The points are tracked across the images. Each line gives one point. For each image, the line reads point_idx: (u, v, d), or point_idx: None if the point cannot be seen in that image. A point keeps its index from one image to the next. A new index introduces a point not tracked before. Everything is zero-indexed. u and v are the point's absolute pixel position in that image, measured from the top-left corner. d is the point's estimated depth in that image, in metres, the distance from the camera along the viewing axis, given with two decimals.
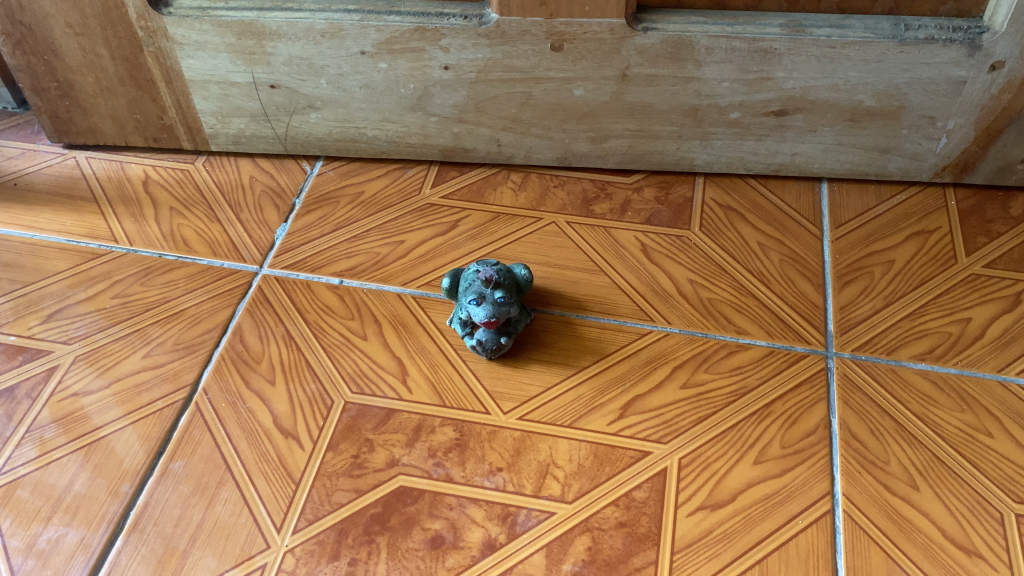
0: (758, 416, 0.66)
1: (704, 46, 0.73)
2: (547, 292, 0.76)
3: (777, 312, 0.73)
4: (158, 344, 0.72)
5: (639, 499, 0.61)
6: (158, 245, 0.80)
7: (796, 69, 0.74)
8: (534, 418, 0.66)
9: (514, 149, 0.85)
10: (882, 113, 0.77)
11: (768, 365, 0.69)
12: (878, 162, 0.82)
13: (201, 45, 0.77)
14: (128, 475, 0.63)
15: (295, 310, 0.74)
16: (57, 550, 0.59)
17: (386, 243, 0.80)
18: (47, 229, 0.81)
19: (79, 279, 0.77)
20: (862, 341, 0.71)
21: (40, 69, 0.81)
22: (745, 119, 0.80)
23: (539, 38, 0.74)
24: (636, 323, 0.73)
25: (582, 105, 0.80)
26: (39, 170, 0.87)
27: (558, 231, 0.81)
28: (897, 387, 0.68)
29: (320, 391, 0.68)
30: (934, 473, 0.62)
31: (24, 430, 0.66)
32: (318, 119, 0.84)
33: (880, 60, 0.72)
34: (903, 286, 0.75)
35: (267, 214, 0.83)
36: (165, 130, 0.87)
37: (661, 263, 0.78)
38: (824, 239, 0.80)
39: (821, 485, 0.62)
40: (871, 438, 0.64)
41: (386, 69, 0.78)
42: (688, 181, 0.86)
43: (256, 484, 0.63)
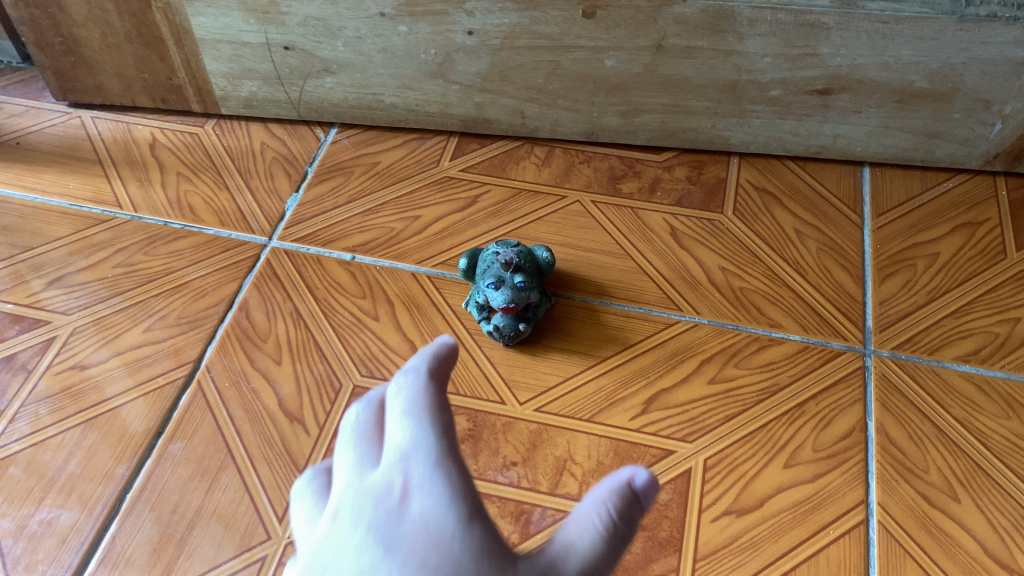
0: (790, 416, 0.62)
1: (747, 17, 0.68)
2: (569, 276, 0.72)
3: (813, 304, 0.69)
4: (160, 317, 0.69)
5: (662, 501, 0.58)
6: (164, 212, 0.76)
7: (845, 45, 0.69)
8: (553, 410, 0.63)
9: (539, 121, 0.81)
10: (934, 96, 0.72)
11: (802, 361, 0.65)
12: (926, 147, 0.77)
13: (212, 2, 0.73)
14: (125, 456, 0.60)
15: (305, 286, 0.71)
16: (49, 533, 0.57)
17: (401, 217, 0.76)
18: (48, 192, 0.78)
19: (80, 245, 0.74)
20: (902, 338, 0.67)
21: (44, 23, 0.77)
22: (786, 97, 0.75)
23: (570, 3, 0.69)
24: (663, 312, 0.69)
25: (613, 77, 0.75)
26: (43, 129, 0.83)
27: (583, 210, 0.77)
28: (938, 389, 0.64)
29: (328, 373, 0.65)
30: (977, 485, 0.58)
31: (19, 404, 0.63)
32: (333, 84, 0.80)
33: (936, 37, 0.67)
34: (948, 281, 0.70)
35: (278, 183, 0.79)
36: (173, 91, 0.83)
37: (690, 248, 0.73)
38: (865, 228, 0.75)
39: (855, 493, 0.58)
40: (909, 444, 0.61)
41: (406, 33, 0.74)
42: (722, 161, 0.81)
43: (258, 470, 0.60)
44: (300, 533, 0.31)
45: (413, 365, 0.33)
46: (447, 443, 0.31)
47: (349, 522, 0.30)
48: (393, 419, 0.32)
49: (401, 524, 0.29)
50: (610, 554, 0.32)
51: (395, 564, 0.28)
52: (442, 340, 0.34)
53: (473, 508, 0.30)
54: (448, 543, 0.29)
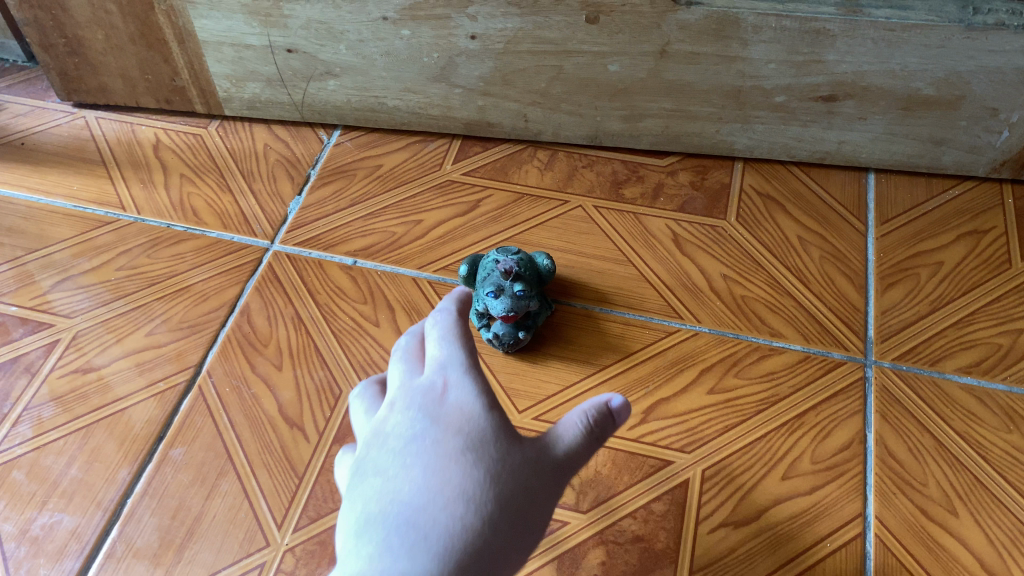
0: (789, 427, 0.62)
1: (751, 24, 0.67)
2: (570, 282, 0.72)
3: (814, 313, 0.69)
4: (162, 321, 0.69)
5: (658, 512, 0.58)
6: (167, 214, 0.77)
7: (850, 52, 0.68)
8: (551, 419, 0.63)
9: (542, 125, 0.81)
10: (940, 103, 0.72)
11: (802, 371, 0.65)
12: (932, 154, 0.77)
13: (215, 5, 0.73)
14: (126, 461, 0.61)
15: (306, 291, 0.71)
16: (51, 538, 0.57)
17: (403, 221, 0.76)
18: (52, 193, 0.78)
19: (83, 247, 0.74)
20: (904, 349, 0.66)
21: (48, 24, 0.77)
22: (791, 103, 0.74)
23: (574, 9, 0.68)
24: (663, 320, 0.69)
25: (616, 82, 0.75)
26: (47, 129, 0.84)
27: (585, 215, 0.77)
28: (939, 401, 0.63)
29: (328, 379, 0.65)
30: (976, 499, 0.58)
31: (22, 408, 0.64)
32: (336, 86, 0.80)
33: (943, 45, 0.66)
34: (952, 291, 0.70)
35: (280, 185, 0.79)
36: (177, 92, 0.83)
37: (692, 255, 0.73)
38: (869, 236, 0.75)
39: (853, 506, 0.58)
40: (908, 457, 0.60)
41: (409, 36, 0.73)
42: (726, 166, 0.81)
43: (258, 476, 0.60)
44: (369, 414, 0.45)
45: (446, 303, 0.44)
46: (470, 355, 0.42)
47: (401, 398, 0.42)
48: (432, 338, 0.43)
49: (439, 407, 0.41)
50: (588, 448, 0.41)
51: (433, 431, 0.40)
52: (462, 290, 0.45)
53: (489, 398, 0.41)
54: (473, 419, 0.40)
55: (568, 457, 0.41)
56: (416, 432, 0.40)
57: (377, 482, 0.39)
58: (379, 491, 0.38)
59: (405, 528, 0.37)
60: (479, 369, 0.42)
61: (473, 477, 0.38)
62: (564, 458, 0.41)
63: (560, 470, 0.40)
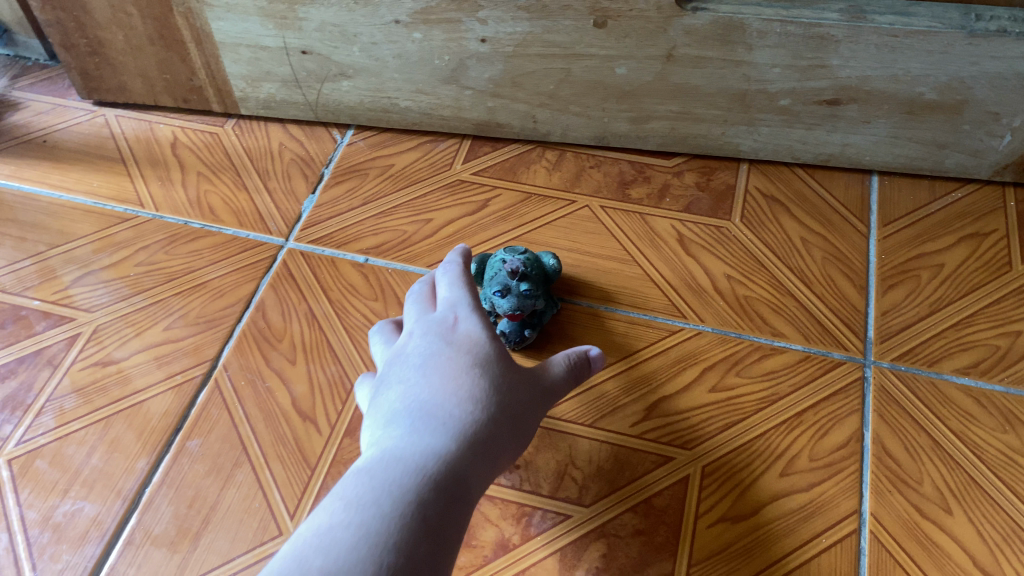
0: (788, 425, 0.64)
1: (756, 29, 0.68)
2: (577, 281, 0.73)
3: (815, 314, 0.70)
4: (180, 316, 0.71)
5: (659, 506, 0.60)
6: (184, 212, 0.79)
7: (854, 57, 0.69)
8: (556, 415, 0.65)
9: (550, 126, 0.82)
10: (942, 107, 0.73)
11: (802, 371, 0.67)
12: (935, 157, 0.78)
13: (231, 8, 0.74)
14: (145, 451, 0.63)
15: (319, 288, 0.73)
16: (73, 525, 0.60)
17: (413, 220, 0.78)
18: (74, 190, 0.80)
19: (103, 244, 0.76)
20: (903, 349, 0.68)
21: (70, 25, 0.79)
22: (795, 107, 0.75)
23: (582, 13, 0.70)
24: (667, 319, 0.70)
25: (624, 85, 0.76)
26: (68, 127, 0.86)
27: (592, 215, 0.78)
28: (936, 402, 0.65)
29: (340, 373, 0.67)
30: (970, 497, 0.60)
31: (45, 399, 0.66)
32: (349, 87, 0.81)
33: (945, 51, 0.67)
34: (952, 293, 0.71)
35: (295, 184, 0.81)
36: (194, 92, 0.85)
37: (697, 255, 0.75)
38: (871, 237, 0.76)
39: (848, 503, 0.60)
40: (904, 455, 0.62)
41: (421, 39, 0.75)
42: (732, 167, 0.82)
43: (271, 468, 0.62)
44: (383, 353, 0.57)
45: (452, 257, 0.59)
46: (474, 297, 0.55)
47: (418, 328, 0.54)
48: (443, 283, 0.57)
49: (451, 334, 0.52)
50: (567, 378, 0.56)
51: (447, 351, 0.51)
52: (463, 247, 0.61)
53: (488, 328, 0.54)
54: (479, 344, 0.51)
55: (553, 382, 0.55)
56: (431, 352, 0.51)
57: (402, 390, 0.50)
58: (403, 397, 0.49)
59: (425, 419, 0.47)
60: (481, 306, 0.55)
61: (478, 385, 0.49)
62: (545, 382, 0.55)
63: (545, 390, 0.54)
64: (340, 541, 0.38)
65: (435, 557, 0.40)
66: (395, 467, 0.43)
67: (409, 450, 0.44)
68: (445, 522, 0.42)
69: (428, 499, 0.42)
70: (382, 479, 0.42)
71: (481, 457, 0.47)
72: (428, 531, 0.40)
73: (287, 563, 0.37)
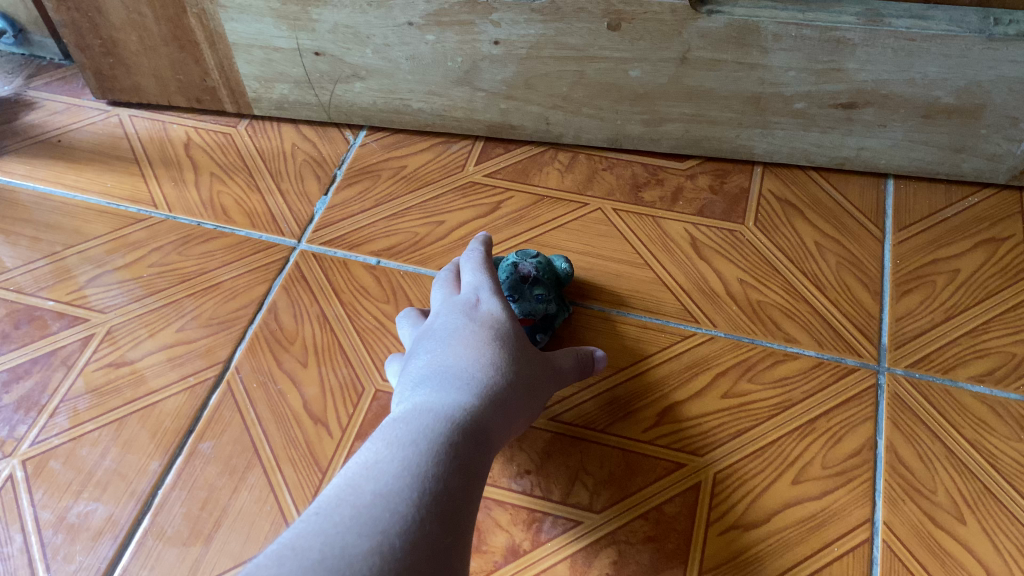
0: (800, 432, 0.63)
1: (772, 32, 0.68)
2: (589, 285, 0.73)
3: (829, 319, 0.70)
4: (193, 317, 0.71)
5: (670, 513, 0.60)
6: (197, 212, 0.79)
7: (870, 61, 0.69)
8: (567, 420, 0.65)
9: (563, 128, 0.82)
10: (960, 111, 0.72)
11: (815, 377, 0.66)
12: (951, 161, 0.77)
13: (245, 9, 0.74)
14: (158, 453, 0.63)
15: (331, 290, 0.73)
16: (86, 526, 0.60)
17: (426, 222, 0.78)
18: (88, 191, 0.81)
19: (117, 244, 0.76)
20: (918, 356, 0.67)
21: (85, 25, 0.79)
22: (811, 110, 0.75)
23: (596, 16, 0.69)
24: (680, 323, 0.70)
25: (637, 87, 0.76)
26: (83, 127, 0.86)
27: (604, 218, 0.78)
28: (950, 409, 0.64)
29: (351, 376, 0.67)
30: (983, 507, 0.59)
31: (59, 399, 0.66)
32: (362, 88, 0.81)
33: (963, 55, 0.66)
34: (967, 299, 0.70)
35: (307, 185, 0.81)
36: (207, 92, 0.85)
37: (710, 259, 0.74)
38: (886, 242, 0.75)
39: (861, 511, 0.59)
40: (918, 464, 0.62)
41: (434, 41, 0.75)
42: (746, 170, 0.82)
43: (283, 471, 0.62)
44: (410, 335, 0.62)
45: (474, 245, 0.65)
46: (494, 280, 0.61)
47: (444, 306, 0.60)
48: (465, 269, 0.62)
49: (474, 311, 0.58)
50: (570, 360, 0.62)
51: (470, 325, 0.56)
52: (485, 235, 0.67)
53: (509, 309, 0.59)
54: (499, 320, 0.57)
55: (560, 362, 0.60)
56: (457, 325, 0.57)
57: (430, 356, 0.55)
58: (430, 361, 0.54)
59: (452, 378, 0.52)
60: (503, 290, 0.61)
61: (498, 353, 0.54)
62: (557, 364, 0.60)
63: (554, 367, 0.59)
64: (387, 471, 0.43)
65: (465, 493, 0.45)
66: (427, 416, 0.48)
67: (441, 401, 0.49)
68: (474, 464, 0.47)
69: (461, 442, 0.47)
70: (418, 425, 0.47)
71: (503, 414, 0.52)
72: (461, 471, 0.45)
73: (339, 488, 0.42)
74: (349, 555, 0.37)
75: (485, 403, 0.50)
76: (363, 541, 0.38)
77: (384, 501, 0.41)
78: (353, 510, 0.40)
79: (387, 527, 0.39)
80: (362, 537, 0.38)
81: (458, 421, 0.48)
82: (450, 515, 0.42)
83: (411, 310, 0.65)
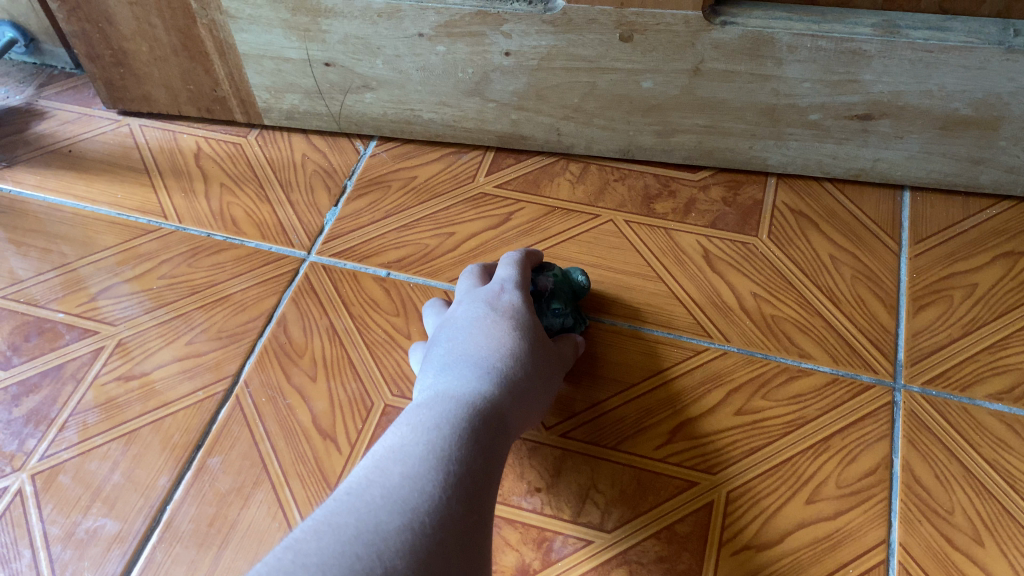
0: (815, 450, 0.62)
1: (786, 44, 0.67)
2: (600, 298, 0.72)
3: (844, 334, 0.69)
4: (202, 330, 0.71)
5: (682, 533, 0.59)
6: (207, 223, 0.79)
7: (886, 72, 0.68)
8: (578, 437, 0.64)
9: (575, 138, 0.81)
10: (978, 123, 0.71)
11: (830, 395, 0.65)
12: (969, 173, 0.76)
13: (255, 20, 0.74)
14: (166, 468, 0.63)
15: (340, 302, 0.73)
16: (94, 542, 0.60)
17: (435, 234, 0.77)
18: (98, 201, 0.81)
19: (127, 256, 0.76)
20: (934, 373, 0.66)
21: (95, 36, 0.79)
22: (825, 121, 0.74)
23: (608, 27, 0.69)
24: (692, 338, 0.69)
25: (649, 98, 0.75)
26: (93, 137, 0.86)
27: (616, 230, 0.77)
28: (968, 428, 0.63)
29: (360, 391, 0.67)
30: (1002, 528, 0.58)
31: (68, 413, 0.66)
32: (372, 99, 0.81)
33: (982, 67, 0.65)
34: (985, 314, 0.69)
35: (317, 196, 0.81)
36: (218, 102, 0.85)
37: (723, 272, 0.73)
38: (902, 256, 0.74)
39: (876, 532, 0.58)
40: (935, 483, 0.60)
41: (444, 52, 0.74)
42: (760, 182, 0.81)
43: (292, 487, 0.62)
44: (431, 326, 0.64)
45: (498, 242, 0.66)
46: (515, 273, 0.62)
47: (466, 298, 0.61)
48: None
49: (495, 302, 0.59)
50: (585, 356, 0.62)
51: (491, 314, 0.58)
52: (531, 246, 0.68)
53: (529, 300, 0.60)
54: (519, 311, 0.58)
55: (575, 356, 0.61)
56: (478, 314, 0.58)
57: (452, 344, 0.56)
58: (453, 349, 0.55)
59: (473, 365, 0.53)
60: (525, 284, 0.62)
61: (518, 343, 0.55)
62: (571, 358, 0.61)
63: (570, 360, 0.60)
64: (413, 454, 0.44)
65: (488, 477, 0.45)
66: (450, 401, 0.49)
67: (463, 387, 0.50)
68: (495, 450, 0.47)
69: (484, 427, 0.48)
70: (441, 409, 0.48)
71: (522, 403, 0.53)
72: (483, 454, 0.46)
73: (367, 470, 0.43)
74: (382, 530, 0.38)
75: (505, 390, 0.51)
76: (394, 518, 0.39)
77: (411, 482, 0.41)
78: (383, 490, 0.41)
79: (416, 505, 0.40)
80: (392, 515, 0.39)
81: (481, 406, 0.49)
82: (473, 496, 0.43)
83: (434, 301, 0.68)
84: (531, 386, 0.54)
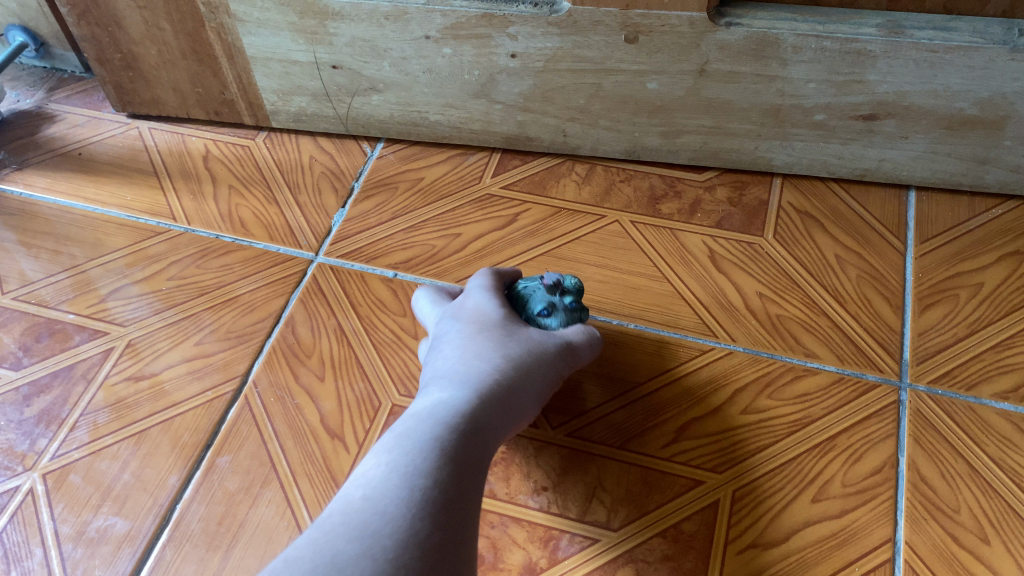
0: (821, 449, 0.63)
1: (791, 44, 0.67)
2: (606, 298, 0.73)
3: (849, 334, 0.69)
4: (211, 331, 0.72)
5: (688, 531, 0.59)
6: (216, 225, 0.79)
7: (891, 72, 0.68)
8: (585, 436, 0.64)
9: (580, 140, 0.82)
10: (983, 123, 0.71)
11: (836, 394, 0.65)
12: (974, 173, 0.76)
13: (262, 23, 0.75)
14: (176, 467, 0.64)
15: (348, 303, 0.73)
16: (105, 540, 0.60)
17: (442, 235, 0.78)
18: (108, 204, 0.81)
19: (136, 257, 0.77)
20: (940, 372, 0.66)
21: (105, 40, 0.80)
22: (831, 121, 0.74)
23: (613, 29, 0.69)
24: (698, 338, 0.69)
25: (655, 99, 0.75)
26: (103, 140, 0.87)
27: (622, 231, 0.77)
28: (974, 427, 0.63)
29: (368, 391, 0.67)
30: (1008, 526, 0.58)
31: (79, 413, 0.67)
32: (379, 101, 0.82)
33: (987, 67, 0.65)
34: (991, 313, 0.69)
35: (325, 198, 0.82)
36: (226, 105, 0.86)
37: (729, 272, 0.74)
38: (908, 255, 0.74)
39: (882, 530, 0.59)
40: (941, 482, 0.61)
41: (451, 54, 0.75)
42: (765, 182, 0.81)
43: (300, 486, 0.63)
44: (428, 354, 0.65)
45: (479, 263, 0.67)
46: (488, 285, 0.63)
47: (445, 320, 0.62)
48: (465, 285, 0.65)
49: (467, 317, 0.60)
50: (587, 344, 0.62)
51: (464, 330, 0.59)
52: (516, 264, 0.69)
53: (502, 307, 0.61)
54: (490, 321, 0.59)
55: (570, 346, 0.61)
56: (452, 333, 0.59)
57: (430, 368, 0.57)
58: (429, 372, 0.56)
59: (445, 381, 0.54)
60: (499, 294, 0.63)
61: (490, 350, 0.56)
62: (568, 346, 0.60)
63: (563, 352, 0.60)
64: (377, 479, 0.45)
65: (462, 483, 0.46)
66: (417, 421, 0.50)
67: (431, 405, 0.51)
68: (471, 455, 0.48)
69: (453, 437, 0.48)
70: (409, 430, 0.49)
71: (503, 404, 0.53)
72: (454, 464, 0.47)
73: (335, 505, 0.44)
74: (336, 560, 0.39)
75: (478, 397, 0.52)
76: (352, 546, 0.40)
77: (372, 507, 0.42)
78: (344, 519, 0.42)
79: (374, 529, 0.41)
80: (347, 543, 0.40)
81: (449, 417, 0.50)
82: (447, 506, 0.44)
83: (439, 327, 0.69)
84: (515, 385, 0.55)
